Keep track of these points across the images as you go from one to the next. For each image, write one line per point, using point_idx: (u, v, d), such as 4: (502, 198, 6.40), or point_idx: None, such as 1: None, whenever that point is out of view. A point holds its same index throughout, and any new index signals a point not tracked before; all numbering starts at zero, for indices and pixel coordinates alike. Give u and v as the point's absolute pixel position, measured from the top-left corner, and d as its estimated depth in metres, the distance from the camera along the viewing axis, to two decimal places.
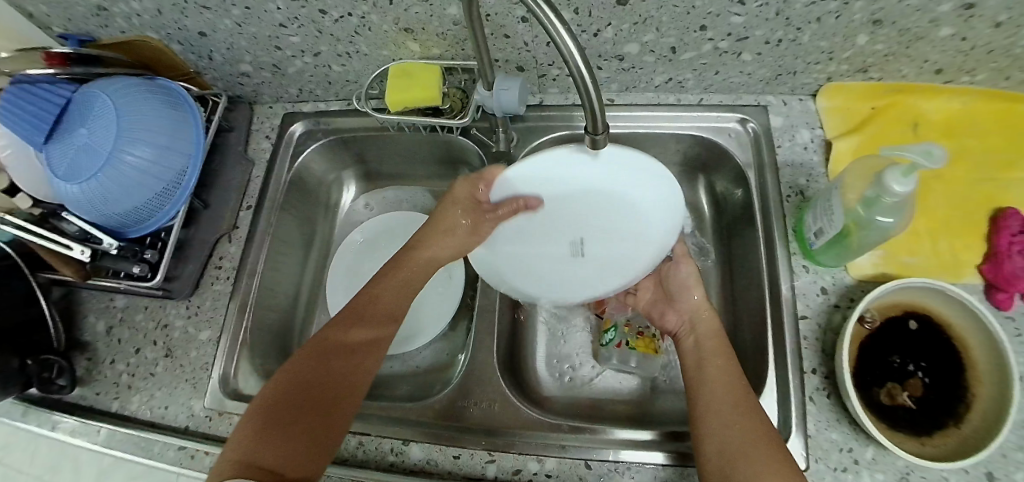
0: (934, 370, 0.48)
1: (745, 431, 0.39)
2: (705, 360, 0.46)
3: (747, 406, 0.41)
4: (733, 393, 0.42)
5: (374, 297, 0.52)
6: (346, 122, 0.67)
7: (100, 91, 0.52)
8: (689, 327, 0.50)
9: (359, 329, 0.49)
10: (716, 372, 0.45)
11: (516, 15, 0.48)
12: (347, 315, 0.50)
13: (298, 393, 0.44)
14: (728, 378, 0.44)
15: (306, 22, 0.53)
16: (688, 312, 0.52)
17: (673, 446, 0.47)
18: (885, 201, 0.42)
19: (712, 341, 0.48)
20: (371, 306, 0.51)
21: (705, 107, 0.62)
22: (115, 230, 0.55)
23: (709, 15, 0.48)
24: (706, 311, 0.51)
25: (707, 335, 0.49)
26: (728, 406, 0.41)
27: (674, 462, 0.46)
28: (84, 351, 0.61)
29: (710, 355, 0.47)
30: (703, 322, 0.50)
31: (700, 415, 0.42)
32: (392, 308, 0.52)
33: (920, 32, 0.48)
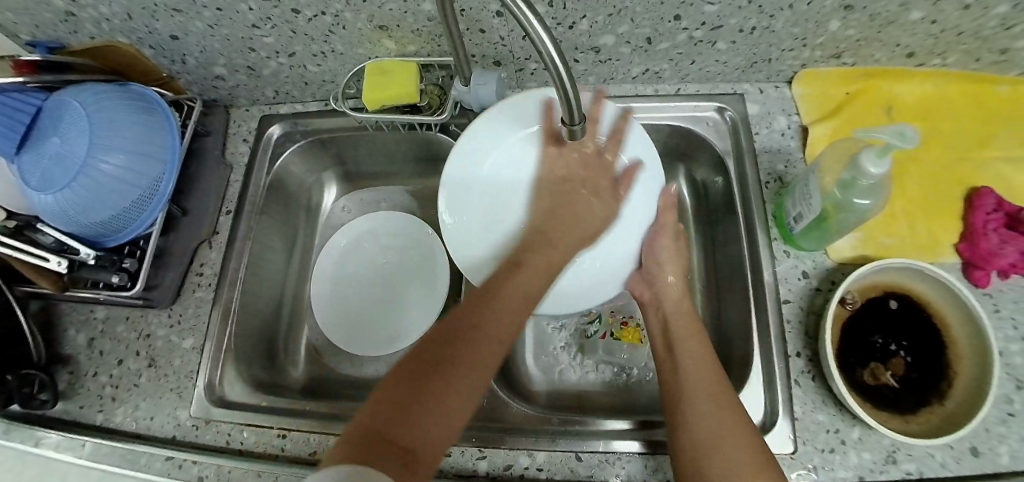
0: (915, 348, 0.49)
1: (721, 419, 0.39)
2: (678, 345, 0.47)
3: (724, 397, 0.41)
4: (711, 382, 0.42)
5: (507, 279, 0.44)
6: (324, 123, 0.66)
7: (71, 99, 0.51)
8: (657, 303, 0.53)
9: (498, 306, 0.40)
10: (690, 354, 0.46)
11: (491, 10, 0.48)
12: (484, 291, 0.42)
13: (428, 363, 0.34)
14: (704, 364, 0.44)
15: (280, 22, 0.52)
16: (662, 289, 0.53)
17: (644, 434, 0.48)
18: (861, 183, 0.43)
19: (684, 319, 0.49)
20: (508, 287, 0.43)
21: (682, 97, 0.62)
22: (91, 240, 0.54)
23: (683, 5, 0.48)
24: (679, 289, 0.52)
25: (679, 317, 0.50)
26: (702, 394, 0.41)
27: (646, 450, 0.47)
28: (65, 365, 0.60)
29: (682, 334, 0.48)
30: (671, 301, 0.51)
31: (674, 397, 0.43)
32: (526, 291, 0.44)
33: (890, 17, 0.49)
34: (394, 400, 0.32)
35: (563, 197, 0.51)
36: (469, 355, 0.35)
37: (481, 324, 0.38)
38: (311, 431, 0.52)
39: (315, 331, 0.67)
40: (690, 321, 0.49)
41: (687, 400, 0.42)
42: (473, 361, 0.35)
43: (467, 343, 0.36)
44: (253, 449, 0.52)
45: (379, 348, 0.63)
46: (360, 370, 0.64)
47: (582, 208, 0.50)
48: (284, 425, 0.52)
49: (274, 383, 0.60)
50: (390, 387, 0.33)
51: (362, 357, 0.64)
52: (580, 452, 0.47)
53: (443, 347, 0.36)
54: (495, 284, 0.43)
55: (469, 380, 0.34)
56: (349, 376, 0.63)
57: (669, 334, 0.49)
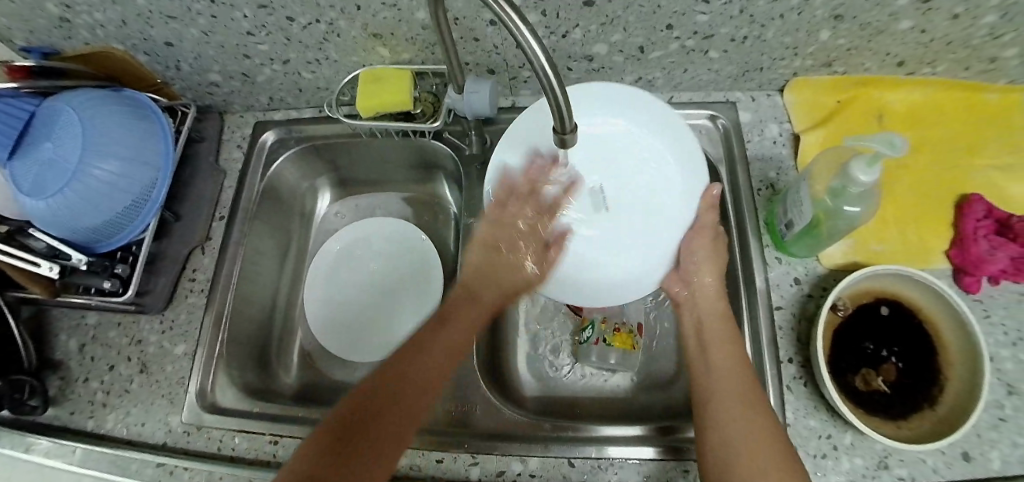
0: (906, 354, 0.49)
1: (751, 432, 0.39)
2: (709, 349, 0.46)
3: (754, 407, 0.40)
4: (742, 392, 0.42)
5: (431, 335, 0.48)
6: (319, 130, 0.67)
7: (64, 104, 0.51)
8: (691, 304, 0.50)
9: (418, 368, 0.44)
10: (720, 360, 0.45)
11: (484, 19, 0.48)
12: (411, 347, 0.46)
13: (348, 430, 0.39)
14: (732, 372, 0.43)
15: (274, 29, 0.53)
16: (698, 294, 0.49)
17: (665, 441, 0.47)
18: (851, 191, 0.43)
19: (718, 319, 0.48)
20: (435, 344, 0.47)
21: (675, 105, 0.62)
22: (84, 245, 0.54)
23: (675, 14, 0.48)
24: (715, 292, 0.49)
25: (714, 321, 0.48)
26: (736, 405, 0.41)
27: (666, 456, 0.47)
28: (56, 371, 0.59)
29: (715, 340, 0.46)
30: (704, 303, 0.49)
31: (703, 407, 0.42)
32: (451, 346, 0.47)
33: (880, 26, 0.49)
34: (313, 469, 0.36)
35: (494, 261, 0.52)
36: (385, 420, 0.40)
37: (400, 388, 0.42)
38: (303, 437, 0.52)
39: (309, 336, 0.67)
40: (726, 326, 0.47)
41: (716, 409, 0.41)
42: (390, 425, 0.40)
43: (386, 406, 0.41)
44: (245, 456, 0.52)
45: (373, 354, 0.63)
46: (353, 376, 0.64)
47: (511, 261, 0.52)
48: (276, 431, 0.52)
49: (267, 389, 0.60)
50: (312, 454, 0.37)
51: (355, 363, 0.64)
52: (572, 459, 0.47)
53: (361, 413, 0.40)
54: (422, 341, 0.47)
55: (385, 443, 0.39)
56: (342, 382, 0.63)
57: (701, 338, 0.47)
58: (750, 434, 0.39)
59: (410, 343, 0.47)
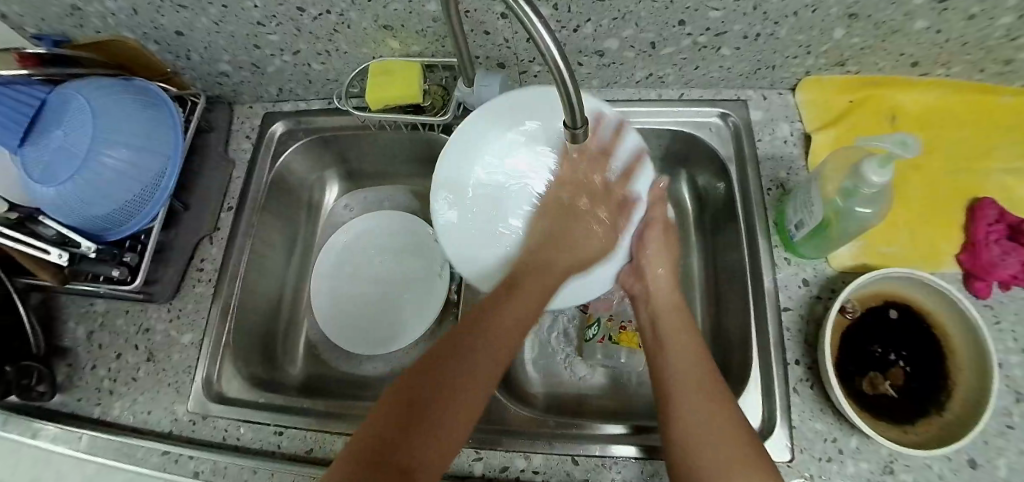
0: (915, 358, 0.49)
1: (716, 420, 0.39)
2: (666, 339, 0.47)
3: (717, 396, 0.41)
4: (702, 380, 0.42)
5: (502, 302, 0.46)
6: (327, 122, 0.66)
7: (75, 93, 0.51)
8: (646, 296, 0.53)
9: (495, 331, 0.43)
10: (681, 346, 0.46)
11: (496, 12, 0.48)
12: (474, 316, 0.44)
13: (426, 388, 0.37)
14: (696, 362, 0.44)
15: (284, 20, 0.53)
16: (654, 284, 0.52)
17: (640, 438, 0.48)
18: (862, 192, 0.43)
19: (673, 315, 0.49)
20: (506, 310, 0.45)
21: (685, 102, 0.62)
22: (93, 234, 0.54)
23: (687, 10, 0.48)
24: (668, 282, 0.52)
25: (665, 308, 0.50)
26: (693, 391, 0.41)
27: (644, 456, 0.46)
28: (64, 357, 0.60)
29: (672, 329, 0.48)
30: (659, 295, 0.52)
31: (667, 389, 0.43)
32: (521, 314, 0.45)
33: (895, 25, 0.49)
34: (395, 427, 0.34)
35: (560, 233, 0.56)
36: (466, 379, 0.38)
37: (478, 348, 0.41)
38: (307, 429, 0.52)
39: (314, 329, 0.67)
40: (680, 314, 0.49)
41: (682, 392, 0.42)
42: (470, 383, 0.38)
43: (465, 365, 0.39)
44: (249, 446, 0.52)
45: (378, 347, 0.63)
46: (357, 369, 0.64)
47: (581, 231, 0.56)
48: (281, 422, 0.52)
49: (272, 380, 0.60)
50: (391, 410, 0.35)
51: (360, 356, 0.64)
52: (575, 456, 0.47)
53: (438, 370, 0.38)
54: (491, 306, 0.45)
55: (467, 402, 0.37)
56: (347, 375, 0.63)
57: (658, 326, 0.49)
58: (713, 416, 0.39)
59: (481, 307, 0.46)
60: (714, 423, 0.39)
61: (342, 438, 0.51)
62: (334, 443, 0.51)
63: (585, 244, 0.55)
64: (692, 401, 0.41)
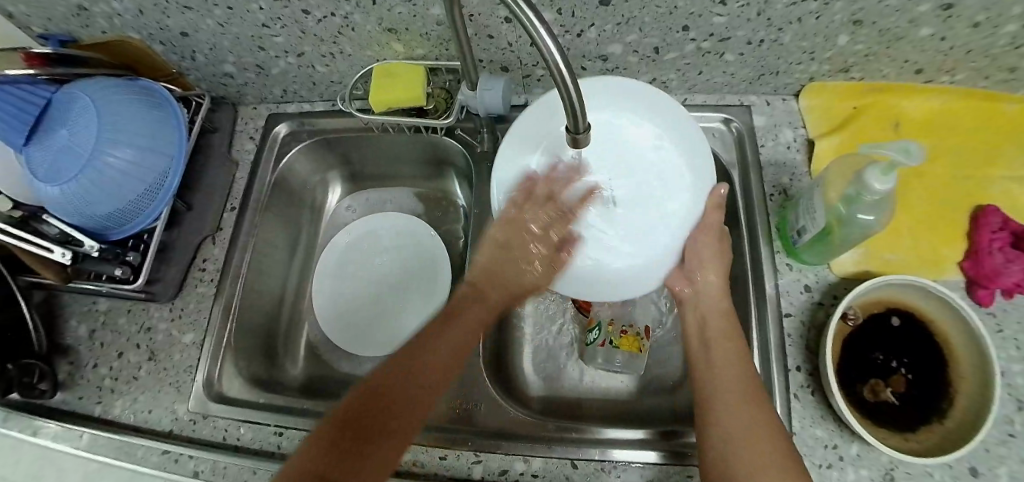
0: (917, 366, 0.48)
1: (756, 423, 0.39)
2: (711, 342, 0.46)
3: (756, 400, 0.41)
4: (745, 385, 0.42)
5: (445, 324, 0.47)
6: (331, 123, 0.67)
7: (81, 93, 0.51)
8: (693, 301, 0.50)
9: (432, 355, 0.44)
10: (723, 355, 0.45)
11: (499, 16, 0.48)
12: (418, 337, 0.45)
13: (365, 412, 0.39)
14: (738, 367, 0.43)
15: (290, 22, 0.53)
16: (702, 288, 0.49)
17: (666, 445, 0.48)
18: (865, 199, 0.43)
19: (721, 317, 0.48)
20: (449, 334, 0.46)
21: (688, 107, 0.62)
22: (97, 233, 0.54)
23: (691, 16, 0.48)
24: (717, 289, 0.49)
25: (716, 312, 0.48)
26: (735, 396, 0.41)
27: (669, 461, 0.46)
28: (66, 355, 0.60)
29: (718, 336, 0.46)
30: (708, 299, 0.49)
31: (708, 399, 0.42)
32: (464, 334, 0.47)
33: (899, 32, 0.49)
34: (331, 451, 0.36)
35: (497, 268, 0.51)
36: (402, 404, 0.40)
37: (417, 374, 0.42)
38: (307, 430, 0.52)
39: (315, 329, 0.67)
40: (727, 320, 0.47)
41: (718, 401, 0.41)
42: (405, 410, 0.40)
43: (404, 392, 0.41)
44: (248, 446, 0.52)
45: (378, 348, 0.63)
46: (358, 370, 0.64)
47: (518, 258, 0.50)
48: (280, 423, 0.52)
49: (273, 380, 0.60)
50: (329, 435, 0.37)
51: (360, 357, 0.64)
52: (573, 460, 0.47)
53: (367, 406, 0.39)
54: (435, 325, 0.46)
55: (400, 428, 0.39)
56: (347, 375, 0.63)
57: (704, 334, 0.47)
58: (756, 419, 0.39)
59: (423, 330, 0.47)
60: (748, 435, 0.38)
61: None
62: None
63: (522, 274, 0.50)
64: (725, 411, 0.40)
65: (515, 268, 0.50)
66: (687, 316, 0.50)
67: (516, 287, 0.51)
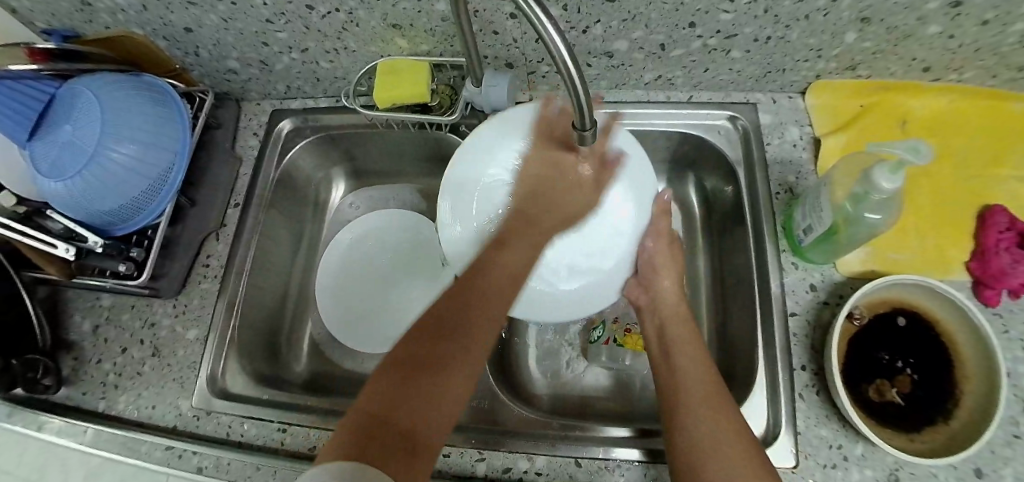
0: (922, 366, 0.48)
1: (720, 423, 0.39)
2: (673, 347, 0.48)
3: (718, 400, 0.41)
4: (706, 387, 0.42)
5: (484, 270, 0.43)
6: (334, 119, 0.66)
7: (85, 88, 0.51)
8: (652, 307, 0.53)
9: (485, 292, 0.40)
10: (686, 358, 0.46)
11: (505, 11, 0.48)
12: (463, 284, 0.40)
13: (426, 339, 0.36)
14: (700, 368, 0.44)
15: (294, 17, 0.52)
16: (660, 293, 0.53)
17: (644, 443, 0.48)
18: (872, 198, 0.42)
19: (680, 325, 0.50)
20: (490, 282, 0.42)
21: (695, 105, 0.62)
22: (101, 229, 0.54)
23: (697, 12, 0.48)
24: (675, 294, 0.53)
25: (673, 318, 0.51)
26: (698, 398, 0.41)
27: (646, 458, 0.46)
28: (70, 350, 0.60)
29: (681, 339, 0.48)
30: (666, 306, 0.52)
31: (675, 397, 0.43)
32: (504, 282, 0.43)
33: (908, 30, 0.48)
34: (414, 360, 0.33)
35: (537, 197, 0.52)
36: (475, 317, 0.37)
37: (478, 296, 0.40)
38: (311, 427, 0.52)
39: (318, 326, 0.67)
40: (688, 326, 0.50)
41: (688, 399, 0.42)
42: (480, 309, 0.38)
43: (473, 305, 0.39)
44: (252, 443, 0.52)
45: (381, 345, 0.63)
46: (361, 367, 0.64)
47: (559, 187, 0.51)
48: (284, 420, 0.52)
49: (276, 377, 0.60)
50: (405, 352, 0.34)
51: (364, 354, 0.64)
52: (576, 458, 0.47)
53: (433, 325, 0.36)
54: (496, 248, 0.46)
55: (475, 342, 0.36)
56: (350, 373, 0.63)
57: (664, 338, 0.49)
58: (722, 421, 0.39)
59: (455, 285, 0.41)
60: (714, 433, 0.38)
61: None
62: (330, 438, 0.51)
63: (570, 200, 0.52)
64: (696, 408, 0.41)
65: (566, 192, 0.51)
66: (647, 322, 0.52)
67: (567, 212, 0.52)
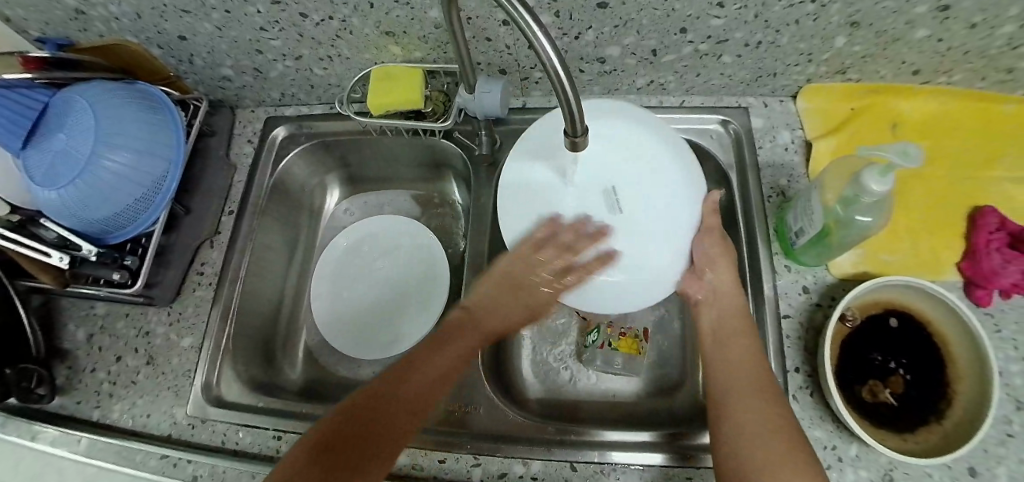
0: (915, 367, 0.49)
1: (768, 419, 0.39)
2: (727, 342, 0.46)
3: (770, 394, 0.41)
4: (759, 383, 0.42)
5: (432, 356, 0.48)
6: (328, 125, 0.67)
7: (78, 96, 0.51)
8: (713, 297, 0.49)
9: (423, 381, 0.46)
10: (739, 353, 0.45)
11: (497, 18, 0.48)
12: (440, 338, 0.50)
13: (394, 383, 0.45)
14: (755, 365, 0.44)
15: (287, 25, 0.53)
16: (711, 287, 0.49)
17: (673, 447, 0.47)
18: (863, 200, 0.43)
19: (735, 321, 0.47)
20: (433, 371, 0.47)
21: (687, 109, 0.62)
22: (94, 237, 0.54)
23: (688, 18, 0.48)
24: (733, 286, 0.49)
25: (729, 310, 0.48)
26: (754, 394, 0.41)
27: (675, 462, 0.46)
28: (64, 359, 0.60)
29: (733, 333, 0.46)
30: (727, 298, 0.48)
31: (721, 396, 0.42)
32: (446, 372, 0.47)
33: (896, 34, 0.49)
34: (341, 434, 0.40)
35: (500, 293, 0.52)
36: (404, 403, 0.43)
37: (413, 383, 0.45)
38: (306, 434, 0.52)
39: (314, 332, 0.67)
40: (743, 319, 0.47)
41: (732, 398, 0.41)
42: (409, 398, 0.44)
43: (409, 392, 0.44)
44: (247, 450, 0.52)
45: (377, 351, 0.63)
46: (356, 373, 0.64)
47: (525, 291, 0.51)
48: (279, 427, 0.52)
49: (271, 384, 0.60)
50: (342, 418, 0.41)
51: (359, 360, 0.64)
52: (572, 463, 0.47)
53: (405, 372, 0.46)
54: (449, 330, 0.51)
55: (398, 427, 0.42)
56: (345, 379, 0.63)
57: (717, 333, 0.47)
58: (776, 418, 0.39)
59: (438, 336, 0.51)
60: (766, 429, 0.38)
61: None
62: None
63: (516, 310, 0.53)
64: (741, 407, 0.40)
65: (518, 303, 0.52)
66: (704, 317, 0.49)
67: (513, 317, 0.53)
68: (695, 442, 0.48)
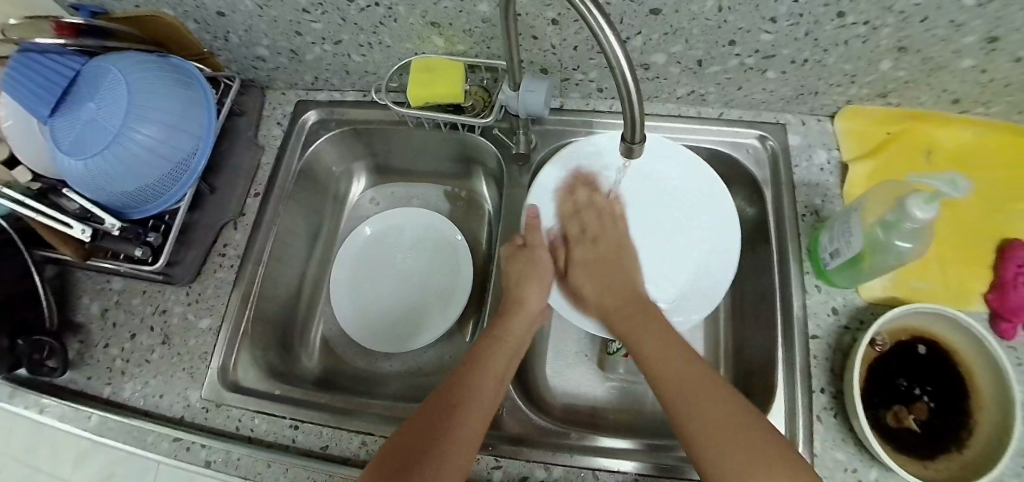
0: (940, 394, 0.48)
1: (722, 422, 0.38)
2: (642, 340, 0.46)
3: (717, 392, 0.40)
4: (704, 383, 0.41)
5: (481, 359, 0.46)
6: (360, 113, 0.66)
7: (110, 65, 0.50)
8: (603, 297, 0.52)
9: (479, 384, 0.44)
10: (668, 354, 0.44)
11: (547, 17, 0.48)
12: (489, 332, 0.50)
13: (453, 383, 0.44)
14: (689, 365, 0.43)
15: (331, 9, 0.52)
16: (604, 286, 0.52)
17: (646, 457, 0.47)
18: (905, 226, 0.42)
19: (624, 310, 0.50)
20: (485, 373, 0.45)
21: (724, 122, 0.62)
22: (118, 211, 0.53)
23: (739, 31, 0.48)
24: (622, 275, 0.53)
25: (622, 303, 0.50)
26: (698, 394, 0.40)
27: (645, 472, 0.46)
28: (76, 333, 0.59)
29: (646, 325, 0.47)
30: (616, 295, 0.51)
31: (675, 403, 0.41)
32: (499, 373, 0.46)
33: (942, 62, 0.49)
34: (399, 460, 0.38)
35: (511, 296, 0.52)
36: (468, 401, 0.43)
37: (463, 388, 0.43)
38: (323, 424, 0.51)
39: (333, 322, 0.66)
40: (632, 311, 0.49)
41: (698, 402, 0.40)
42: (473, 398, 0.43)
43: (461, 399, 0.42)
44: (263, 437, 0.51)
45: (394, 345, 0.62)
46: (372, 365, 0.63)
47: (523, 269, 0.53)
48: (296, 416, 0.51)
49: (288, 371, 0.60)
50: (410, 427, 0.41)
51: (375, 351, 0.63)
52: (592, 470, 0.47)
53: (462, 371, 0.45)
54: (498, 329, 0.50)
55: (458, 436, 0.40)
56: (361, 370, 0.63)
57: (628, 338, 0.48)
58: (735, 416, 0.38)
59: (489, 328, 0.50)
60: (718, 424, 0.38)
61: (359, 437, 0.50)
62: (352, 442, 0.49)
63: (529, 284, 0.52)
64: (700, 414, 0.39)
65: (521, 275, 0.53)
66: (613, 319, 0.50)
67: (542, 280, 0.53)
68: (669, 452, 0.48)
